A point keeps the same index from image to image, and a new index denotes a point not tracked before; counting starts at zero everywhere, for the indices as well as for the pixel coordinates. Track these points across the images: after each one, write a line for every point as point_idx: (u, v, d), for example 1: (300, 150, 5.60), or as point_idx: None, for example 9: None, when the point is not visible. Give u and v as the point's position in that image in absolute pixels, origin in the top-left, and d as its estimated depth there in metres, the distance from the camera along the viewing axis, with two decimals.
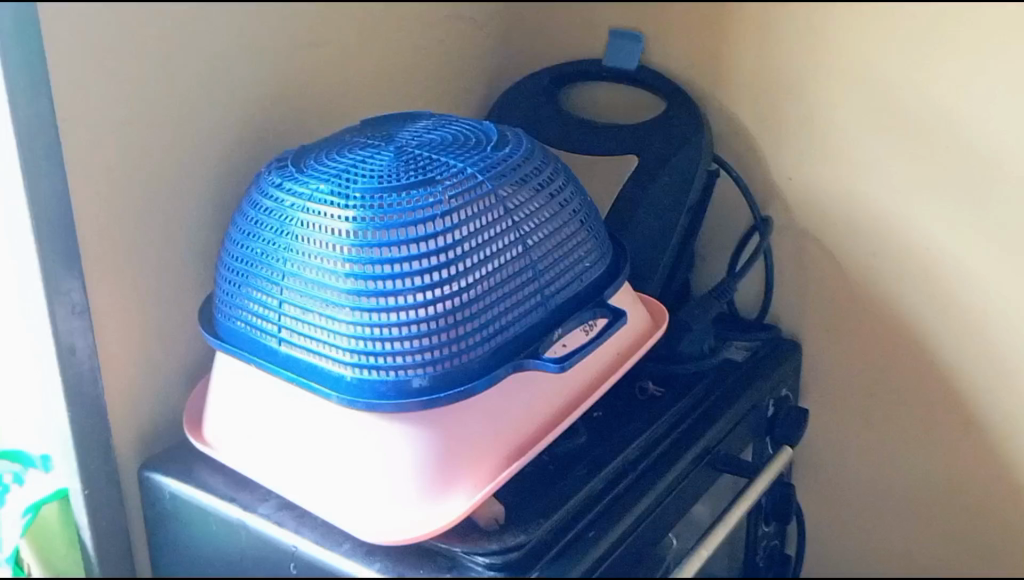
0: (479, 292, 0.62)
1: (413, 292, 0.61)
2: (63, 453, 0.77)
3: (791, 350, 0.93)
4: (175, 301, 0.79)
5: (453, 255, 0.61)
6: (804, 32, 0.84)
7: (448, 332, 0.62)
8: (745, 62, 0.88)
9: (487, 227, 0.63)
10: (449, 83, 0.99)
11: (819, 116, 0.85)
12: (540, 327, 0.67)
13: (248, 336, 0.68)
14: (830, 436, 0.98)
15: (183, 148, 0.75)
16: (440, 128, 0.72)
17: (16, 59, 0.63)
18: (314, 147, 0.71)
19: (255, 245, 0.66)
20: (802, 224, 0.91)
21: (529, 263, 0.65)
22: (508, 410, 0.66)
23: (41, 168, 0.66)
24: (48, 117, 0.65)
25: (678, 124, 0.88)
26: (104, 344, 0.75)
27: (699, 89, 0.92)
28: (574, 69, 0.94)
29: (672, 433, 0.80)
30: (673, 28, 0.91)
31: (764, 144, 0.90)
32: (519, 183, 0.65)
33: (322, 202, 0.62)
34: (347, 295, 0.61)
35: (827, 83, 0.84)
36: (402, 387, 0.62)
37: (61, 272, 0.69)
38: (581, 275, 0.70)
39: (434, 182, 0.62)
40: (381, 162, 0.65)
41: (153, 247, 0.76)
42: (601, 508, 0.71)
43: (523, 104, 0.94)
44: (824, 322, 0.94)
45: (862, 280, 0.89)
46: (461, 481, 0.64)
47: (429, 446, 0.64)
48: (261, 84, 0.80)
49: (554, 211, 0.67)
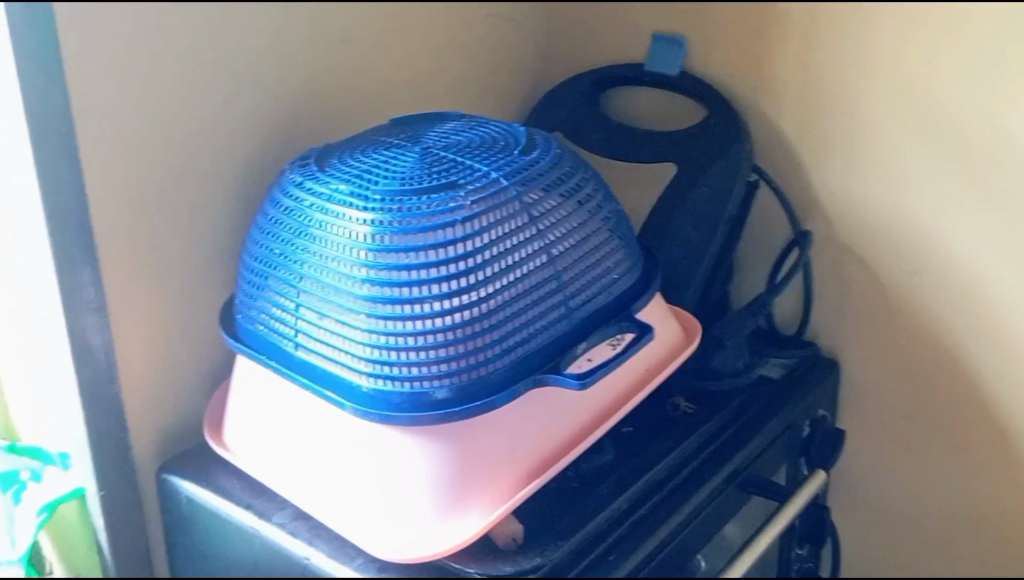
0: (499, 303, 0.60)
1: (431, 301, 0.59)
2: (80, 453, 0.76)
3: (828, 370, 0.90)
4: (198, 301, 0.78)
5: (474, 263, 0.59)
6: (851, 39, 0.80)
7: (466, 344, 0.59)
8: (789, 70, 0.84)
9: (511, 235, 0.60)
10: (487, 84, 0.96)
11: (865, 127, 0.82)
12: (564, 340, 0.65)
13: (266, 339, 0.66)
14: (868, 458, 0.95)
15: (206, 145, 0.74)
16: (470, 130, 0.70)
17: (29, 52, 0.61)
18: (340, 146, 0.70)
19: (274, 246, 0.64)
20: (843, 240, 0.87)
21: (553, 273, 0.63)
22: (529, 426, 0.64)
23: (55, 161, 0.64)
24: (62, 110, 0.64)
25: (718, 133, 0.84)
26: (122, 343, 0.73)
27: (740, 96, 0.89)
28: (614, 74, 0.92)
29: (701, 454, 0.77)
30: (718, 33, 0.88)
31: (806, 156, 0.86)
32: (546, 190, 0.63)
33: (341, 204, 0.60)
34: (363, 300, 0.59)
35: (876, 94, 0.80)
36: (418, 399, 0.60)
37: (77, 269, 0.68)
38: (609, 287, 0.67)
39: (457, 186, 0.60)
40: (405, 164, 0.63)
41: (174, 246, 0.74)
42: (624, 530, 0.69)
43: (561, 109, 0.91)
44: (865, 342, 0.90)
45: (904, 300, 0.85)
46: (477, 499, 0.62)
47: (444, 461, 0.61)
48: (292, 81, 0.78)
49: (583, 219, 0.65)
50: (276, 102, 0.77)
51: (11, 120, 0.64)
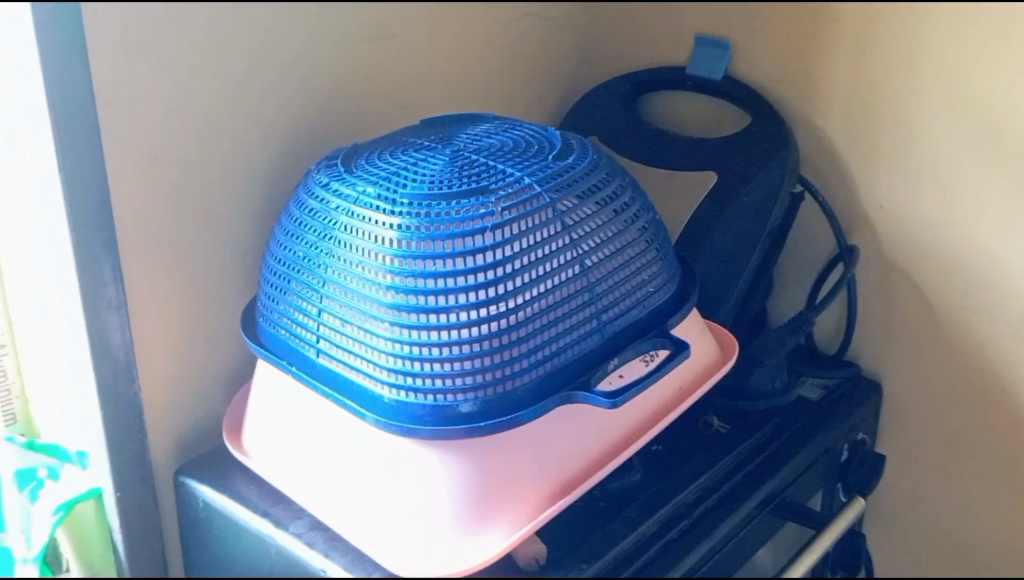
0: (530, 315, 0.57)
1: (459, 310, 0.56)
2: (98, 452, 0.74)
3: (870, 392, 0.87)
4: (221, 299, 0.76)
5: (504, 272, 0.56)
6: (907, 47, 0.77)
7: (495, 356, 0.57)
8: (841, 78, 0.81)
9: (543, 243, 0.58)
10: (523, 85, 0.94)
11: (920, 138, 0.78)
12: (596, 355, 0.62)
13: (287, 343, 0.64)
14: (907, 482, 0.91)
15: (236, 141, 0.72)
16: (503, 133, 0.67)
17: (54, 43, 0.60)
18: (368, 146, 0.67)
19: (298, 248, 0.62)
20: (892, 258, 0.84)
21: (587, 285, 0.60)
22: (556, 444, 0.61)
23: (81, 155, 0.63)
24: (86, 102, 0.62)
25: (762, 142, 0.82)
26: (143, 341, 0.72)
27: (787, 104, 0.86)
28: (653, 77, 0.90)
29: (734, 476, 0.74)
30: (767, 38, 0.85)
31: (855, 167, 0.83)
32: (581, 197, 0.60)
33: (368, 207, 0.58)
34: (388, 308, 0.57)
35: (931, 105, 0.77)
36: (442, 413, 0.58)
37: (98, 268, 0.67)
38: (644, 300, 0.64)
39: (488, 192, 0.58)
40: (435, 167, 0.60)
41: (199, 244, 0.73)
42: (653, 554, 0.65)
43: (599, 114, 0.89)
44: (910, 363, 0.86)
45: (952, 320, 0.82)
46: (500, 517, 0.59)
47: (467, 477, 0.59)
48: (326, 77, 0.76)
49: (619, 228, 0.62)
50: (308, 98, 0.75)
51: (35, 111, 0.62)
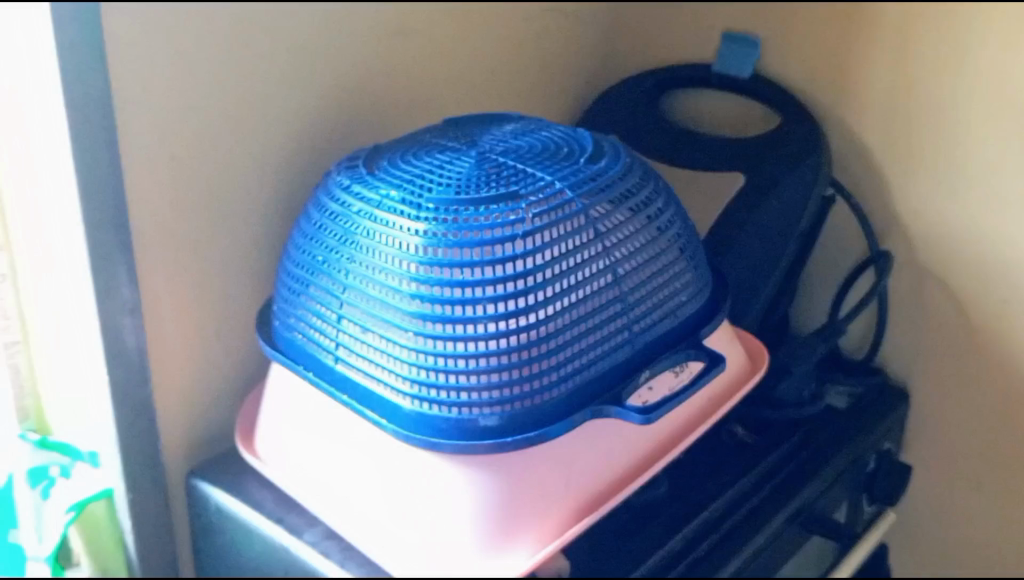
0: (559, 327, 0.55)
1: (486, 322, 0.54)
2: (110, 453, 0.73)
3: (897, 400, 0.85)
4: (238, 298, 0.75)
5: (533, 281, 0.54)
6: (950, 49, 0.74)
7: (523, 369, 0.55)
8: (878, 79, 0.79)
9: (575, 252, 0.56)
10: (547, 80, 0.91)
11: (961, 144, 0.76)
12: (626, 367, 0.60)
13: (304, 349, 0.63)
14: (934, 494, 0.89)
15: (255, 138, 0.70)
16: (530, 134, 0.65)
17: (71, 37, 0.57)
18: (390, 146, 0.65)
19: (317, 252, 0.60)
20: (926, 265, 0.81)
21: (619, 295, 0.58)
22: (583, 460, 0.59)
23: (99, 153, 0.61)
24: (103, 99, 0.60)
25: (794, 142, 0.79)
26: (157, 343, 0.70)
27: (822, 104, 0.83)
28: (677, 73, 0.89)
29: (761, 489, 0.72)
30: (803, 36, 0.82)
31: (890, 171, 0.81)
32: (615, 204, 0.58)
33: (391, 211, 0.56)
34: (411, 317, 0.55)
35: (974, 109, 0.74)
36: (466, 427, 0.56)
37: (113, 269, 0.65)
38: (675, 310, 0.62)
39: (518, 197, 0.56)
40: (461, 170, 0.58)
41: (216, 243, 0.71)
42: (682, 570, 0.64)
43: (621, 112, 0.87)
44: (940, 372, 0.84)
45: (988, 330, 0.79)
46: (525, 535, 0.57)
47: (491, 493, 0.57)
48: (349, 71, 0.74)
49: (652, 236, 0.60)
50: (328, 93, 0.73)
51: (50, 109, 0.60)
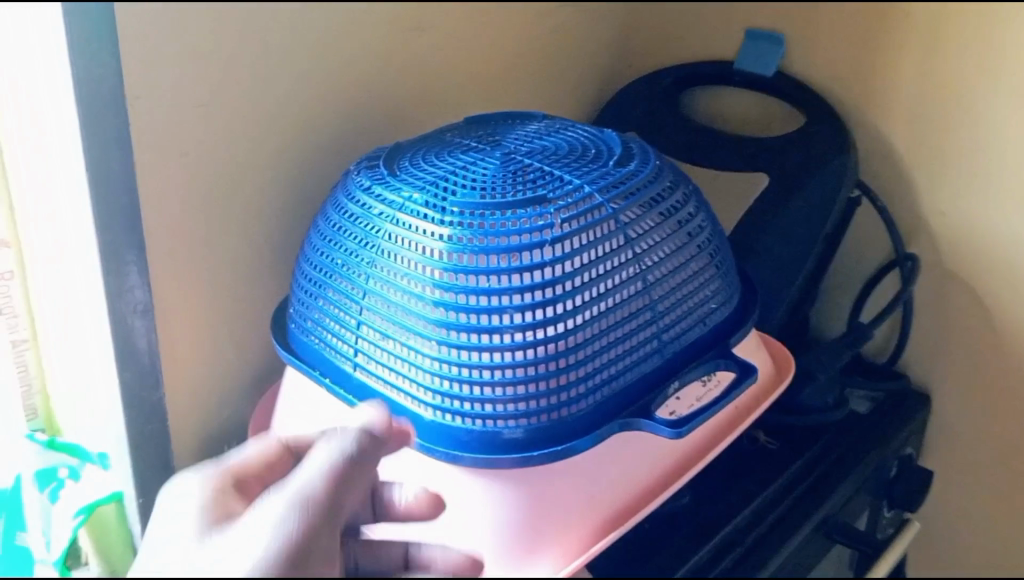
0: (587, 337, 0.54)
1: (512, 331, 0.52)
2: (119, 456, 0.71)
3: (919, 405, 0.82)
4: (251, 298, 0.73)
5: (562, 290, 0.53)
6: (983, 49, 0.71)
7: (550, 380, 0.53)
8: (907, 79, 0.76)
9: (604, 259, 0.54)
10: (566, 76, 0.89)
11: (991, 147, 0.73)
12: (654, 377, 0.59)
13: (322, 354, 0.61)
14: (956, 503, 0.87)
15: (268, 136, 0.68)
16: (555, 134, 0.64)
17: (81, 31, 0.56)
18: (410, 146, 0.64)
19: (336, 255, 0.58)
20: (953, 271, 0.79)
21: (648, 303, 0.57)
22: (609, 472, 0.58)
23: (110, 151, 0.59)
24: (115, 96, 0.58)
25: (821, 142, 0.77)
26: (169, 344, 0.69)
27: (848, 104, 0.81)
28: (700, 70, 0.86)
29: (786, 498, 0.70)
30: (830, 34, 0.80)
31: (917, 174, 0.79)
32: (645, 209, 0.57)
33: (414, 214, 0.54)
34: (434, 326, 0.53)
35: (1007, 112, 0.72)
36: (490, 439, 0.55)
37: (125, 271, 0.63)
38: (704, 318, 0.61)
39: (546, 201, 0.54)
40: (486, 172, 0.57)
41: (228, 244, 0.69)
42: None
43: (641, 109, 0.86)
44: (964, 380, 0.82)
45: (1015, 339, 0.77)
46: (550, 551, 0.55)
47: (516, 508, 0.56)
48: (367, 69, 0.72)
49: (682, 242, 0.58)
50: (345, 88, 0.71)
51: (61, 105, 0.58)
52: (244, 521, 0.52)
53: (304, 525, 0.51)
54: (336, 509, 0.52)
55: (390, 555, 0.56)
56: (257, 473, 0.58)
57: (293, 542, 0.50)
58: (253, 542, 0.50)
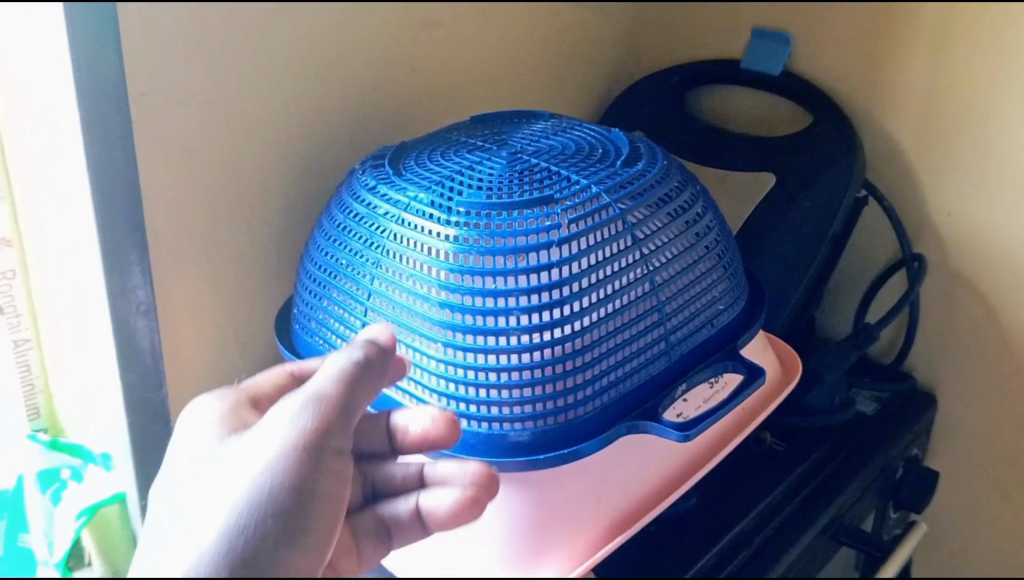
0: (594, 338, 0.54)
1: (519, 333, 0.52)
2: (123, 456, 0.71)
3: (926, 407, 0.82)
4: (255, 298, 0.73)
5: (569, 291, 0.52)
6: (992, 48, 0.70)
7: (557, 382, 0.53)
8: (915, 79, 0.76)
9: (611, 260, 0.54)
10: (571, 74, 0.89)
11: (999, 147, 0.73)
12: (661, 379, 0.58)
13: (327, 355, 0.61)
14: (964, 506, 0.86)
15: (272, 135, 0.68)
16: (562, 134, 0.63)
17: (83, 29, 0.55)
18: (416, 145, 0.63)
19: (340, 255, 0.58)
20: (961, 272, 0.79)
21: (656, 304, 0.56)
22: (617, 475, 0.57)
23: (113, 149, 0.59)
24: (117, 94, 0.58)
25: (827, 142, 0.77)
26: (172, 344, 0.68)
27: (856, 104, 0.80)
28: (706, 69, 0.86)
29: (793, 499, 0.70)
30: (837, 32, 0.79)
31: (925, 174, 0.78)
32: (652, 209, 0.56)
33: (420, 214, 0.54)
34: (440, 328, 0.53)
35: (1016, 112, 0.71)
36: (496, 441, 0.54)
37: (127, 270, 0.63)
38: (711, 319, 0.61)
39: (553, 201, 0.53)
40: (492, 171, 0.56)
41: (232, 243, 0.69)
42: None
43: (647, 108, 0.85)
44: (971, 383, 0.81)
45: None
46: (557, 555, 0.55)
47: (521, 513, 0.55)
48: (372, 67, 0.72)
49: (690, 242, 0.58)
50: (349, 88, 0.71)
51: (63, 103, 0.58)
52: (254, 432, 0.52)
53: (306, 441, 0.50)
54: (339, 425, 0.51)
55: (405, 475, 0.57)
56: (274, 387, 0.59)
57: (295, 459, 0.50)
58: (260, 455, 0.50)
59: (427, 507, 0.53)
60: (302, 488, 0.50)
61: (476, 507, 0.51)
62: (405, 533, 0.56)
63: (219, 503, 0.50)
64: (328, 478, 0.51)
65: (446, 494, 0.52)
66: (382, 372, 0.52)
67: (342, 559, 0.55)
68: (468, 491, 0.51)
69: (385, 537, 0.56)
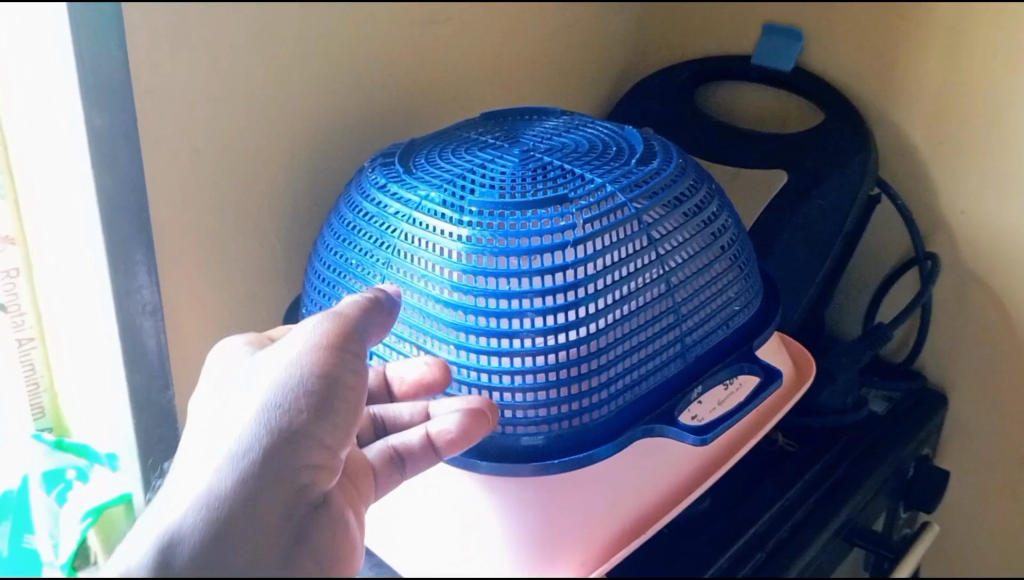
0: (609, 340, 0.53)
1: (533, 335, 0.51)
2: (129, 457, 0.70)
3: (936, 406, 0.81)
4: (261, 298, 0.72)
5: (584, 293, 0.51)
6: (1010, 45, 0.69)
7: (571, 385, 0.53)
8: (930, 75, 0.74)
9: (627, 261, 0.53)
10: (579, 70, 0.88)
11: (1015, 146, 0.71)
12: (677, 381, 0.58)
13: None
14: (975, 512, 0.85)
15: (278, 133, 0.67)
16: (574, 131, 0.62)
17: (87, 25, 0.54)
18: (425, 142, 0.62)
19: (349, 255, 0.57)
20: (974, 272, 0.77)
21: (672, 305, 0.55)
22: (632, 480, 0.57)
23: (116, 146, 0.58)
24: (122, 91, 0.57)
25: (840, 139, 0.75)
26: (178, 344, 0.67)
27: (869, 101, 0.79)
28: (716, 67, 0.85)
29: (806, 501, 0.69)
30: (850, 28, 0.78)
31: (938, 173, 0.77)
32: (668, 209, 0.55)
33: (432, 213, 0.53)
34: (452, 330, 0.53)
35: None
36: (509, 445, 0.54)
37: (132, 269, 0.62)
38: (727, 320, 0.60)
39: (567, 201, 0.53)
40: (504, 170, 0.55)
41: (238, 242, 0.68)
42: None
43: (657, 103, 0.84)
44: (980, 385, 0.80)
45: None
46: (569, 560, 0.55)
47: (534, 520, 0.55)
48: (378, 64, 0.70)
49: (705, 243, 0.57)
50: (357, 85, 0.70)
51: (67, 100, 0.57)
52: (268, 360, 0.53)
53: (318, 362, 0.50)
54: (353, 349, 0.51)
55: (412, 414, 0.57)
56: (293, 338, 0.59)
57: (308, 380, 0.50)
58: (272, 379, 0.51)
59: (432, 429, 0.53)
60: (316, 406, 0.50)
61: (483, 422, 0.51)
62: (416, 463, 0.56)
63: (233, 422, 0.51)
64: (343, 402, 0.51)
65: (449, 414, 0.52)
66: (392, 308, 0.52)
67: (357, 476, 0.56)
68: (476, 408, 0.51)
69: (398, 467, 0.57)
